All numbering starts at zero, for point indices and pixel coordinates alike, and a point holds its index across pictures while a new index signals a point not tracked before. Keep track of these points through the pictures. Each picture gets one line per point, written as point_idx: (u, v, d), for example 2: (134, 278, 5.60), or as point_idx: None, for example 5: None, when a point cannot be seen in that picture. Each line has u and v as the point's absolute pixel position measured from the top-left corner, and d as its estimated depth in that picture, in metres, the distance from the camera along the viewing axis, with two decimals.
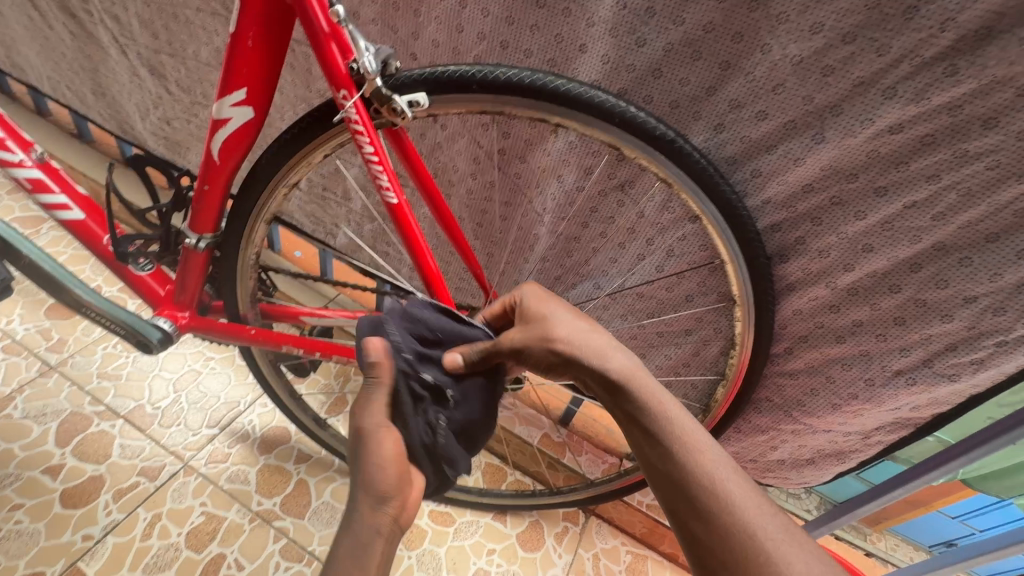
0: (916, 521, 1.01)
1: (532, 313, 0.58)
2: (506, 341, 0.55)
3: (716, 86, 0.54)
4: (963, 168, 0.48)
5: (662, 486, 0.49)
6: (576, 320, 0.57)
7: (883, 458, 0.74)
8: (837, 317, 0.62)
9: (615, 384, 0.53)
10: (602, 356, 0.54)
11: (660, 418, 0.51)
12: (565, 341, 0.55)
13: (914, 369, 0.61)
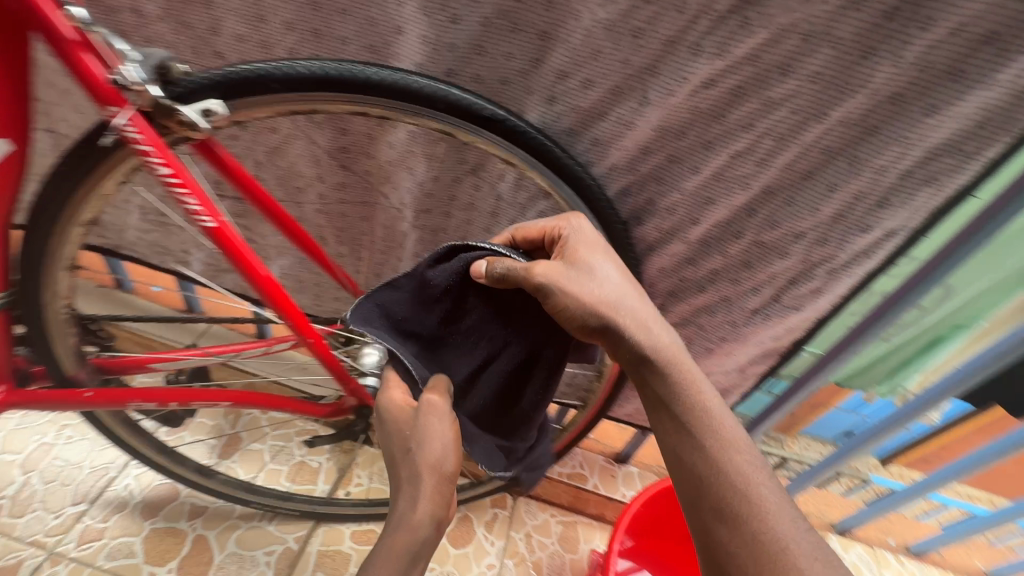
0: (822, 420, 1.11)
1: (573, 259, 0.53)
2: (530, 275, 0.50)
3: (539, 58, 0.53)
4: (772, 115, 0.50)
5: (687, 480, 0.49)
6: (624, 282, 0.53)
7: (773, 375, 0.78)
8: (696, 269, 0.65)
9: (654, 364, 0.51)
10: (645, 330, 0.52)
11: (699, 410, 0.50)
12: (608, 306, 0.51)
13: (766, 306, 0.66)
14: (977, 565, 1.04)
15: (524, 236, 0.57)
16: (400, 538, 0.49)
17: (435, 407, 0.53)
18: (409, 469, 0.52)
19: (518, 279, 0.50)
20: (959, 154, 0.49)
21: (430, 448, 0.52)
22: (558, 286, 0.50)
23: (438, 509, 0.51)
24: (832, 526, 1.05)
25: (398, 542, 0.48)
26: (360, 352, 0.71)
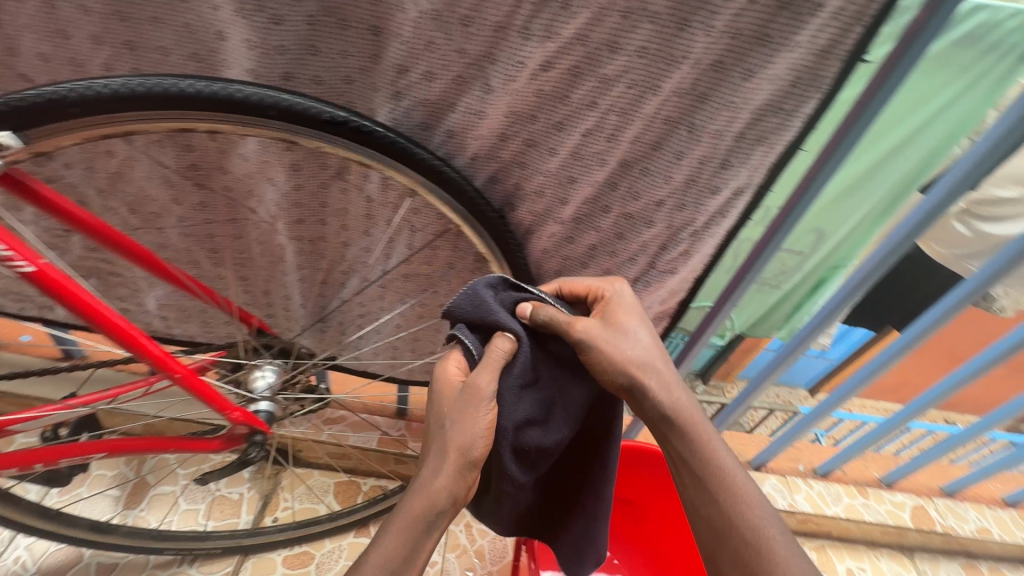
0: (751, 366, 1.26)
1: (612, 320, 0.55)
2: (572, 329, 0.52)
3: (376, 54, 0.51)
4: (610, 91, 0.52)
5: (705, 530, 0.52)
6: (653, 345, 0.55)
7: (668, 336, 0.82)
8: (575, 245, 0.67)
9: (669, 419, 0.54)
10: (667, 388, 0.54)
11: (711, 464, 0.53)
12: (637, 365, 0.53)
13: (645, 273, 0.69)
14: (873, 477, 1.16)
15: (570, 290, 0.60)
16: (418, 506, 0.48)
17: (479, 394, 0.48)
18: (439, 443, 0.50)
19: (559, 328, 0.52)
20: (781, 113, 0.52)
21: (461, 430, 0.49)
22: (594, 343, 0.52)
23: (459, 487, 0.49)
24: (749, 463, 1.13)
25: (415, 511, 0.48)
26: (252, 376, 0.68)
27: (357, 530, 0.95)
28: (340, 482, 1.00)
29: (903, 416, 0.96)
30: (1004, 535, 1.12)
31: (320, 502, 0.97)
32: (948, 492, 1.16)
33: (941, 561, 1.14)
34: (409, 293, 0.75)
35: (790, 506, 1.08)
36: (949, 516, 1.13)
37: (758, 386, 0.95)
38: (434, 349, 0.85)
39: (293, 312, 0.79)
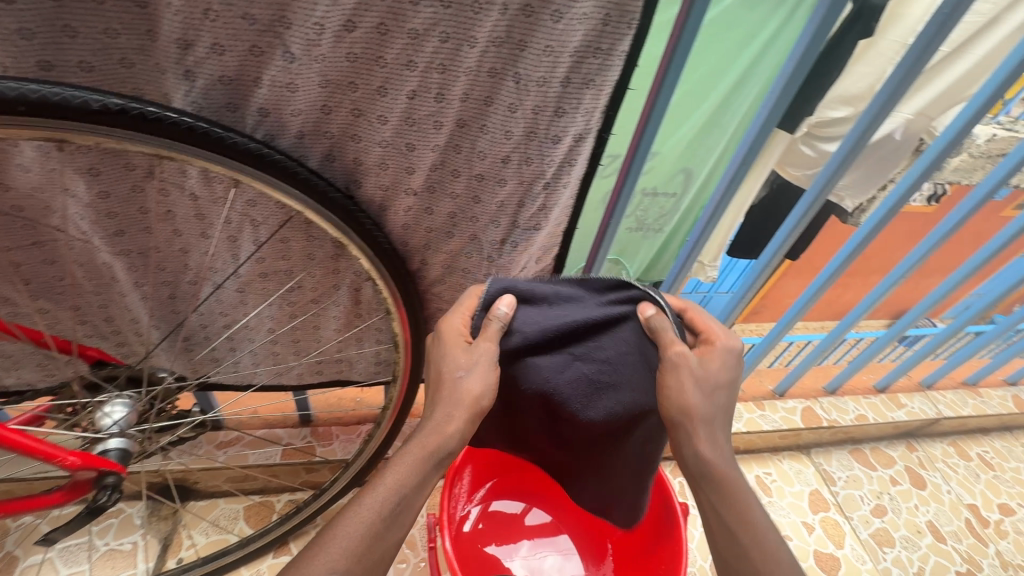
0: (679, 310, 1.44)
1: (703, 357, 0.58)
2: (668, 348, 0.56)
3: (148, 29, 0.45)
4: (424, 47, 0.49)
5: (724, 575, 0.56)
6: (724, 399, 0.58)
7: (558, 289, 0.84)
8: (436, 215, 0.65)
9: (709, 474, 0.57)
10: (715, 444, 0.57)
11: (743, 520, 0.56)
12: (697, 414, 0.56)
13: (511, 234, 0.68)
14: (768, 390, 1.26)
15: (692, 317, 0.63)
16: (430, 443, 0.55)
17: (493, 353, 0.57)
18: (453, 390, 0.56)
19: (660, 341, 0.57)
20: (600, 53, 0.52)
21: (476, 380, 0.56)
22: (674, 375, 0.56)
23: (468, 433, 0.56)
24: None
25: (429, 447, 0.55)
26: (99, 414, 0.60)
27: (276, 550, 0.91)
28: (251, 504, 0.94)
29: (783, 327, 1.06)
30: (878, 418, 1.27)
31: (230, 530, 0.91)
32: (830, 390, 1.30)
33: (832, 451, 1.28)
34: (273, 292, 0.70)
35: None
36: (833, 411, 1.26)
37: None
38: (318, 347, 0.80)
39: (145, 336, 0.71)
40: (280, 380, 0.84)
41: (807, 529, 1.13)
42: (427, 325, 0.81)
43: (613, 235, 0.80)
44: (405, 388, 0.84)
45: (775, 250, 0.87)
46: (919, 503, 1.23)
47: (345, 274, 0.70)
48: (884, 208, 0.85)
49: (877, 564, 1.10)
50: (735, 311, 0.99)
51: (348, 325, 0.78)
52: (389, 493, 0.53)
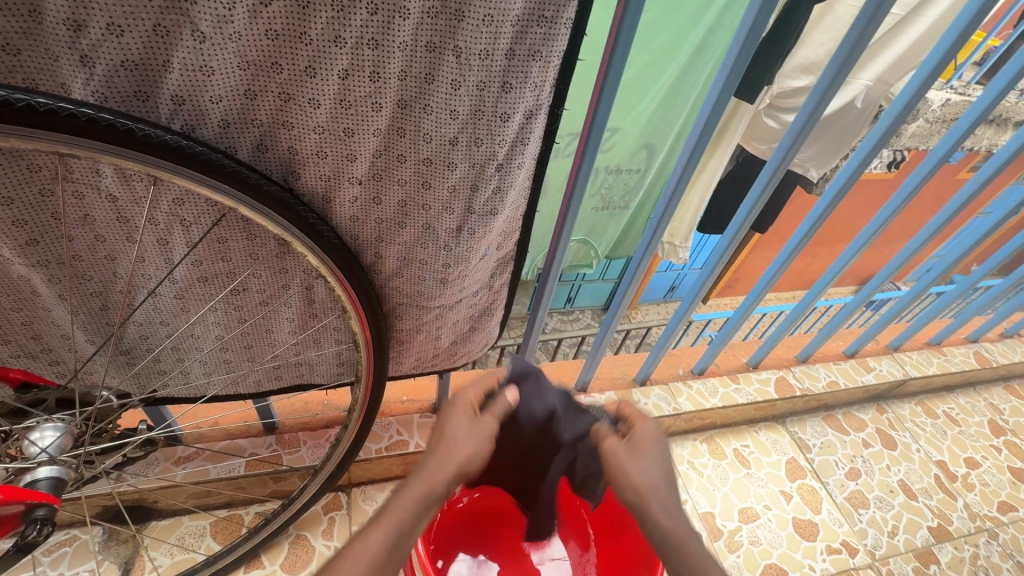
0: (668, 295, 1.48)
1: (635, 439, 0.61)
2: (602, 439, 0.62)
3: (30, 9, 0.40)
4: (352, 20, 0.45)
5: None
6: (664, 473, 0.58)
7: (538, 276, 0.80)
8: (385, 204, 0.61)
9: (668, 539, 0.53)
10: (671, 515, 0.54)
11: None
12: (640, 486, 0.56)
13: (467, 221, 0.65)
14: (742, 363, 1.27)
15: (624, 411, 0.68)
16: (419, 488, 0.53)
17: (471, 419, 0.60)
18: (443, 450, 0.56)
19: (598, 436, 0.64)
20: (544, 21, 0.49)
21: (467, 443, 0.57)
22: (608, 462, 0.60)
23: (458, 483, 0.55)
24: (633, 381, 1.17)
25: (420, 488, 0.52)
26: (26, 442, 0.55)
27: (247, 565, 0.87)
28: (217, 520, 0.90)
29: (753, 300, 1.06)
30: (848, 383, 1.29)
31: (197, 549, 0.87)
32: (802, 359, 1.31)
33: (806, 419, 1.30)
34: (215, 297, 0.65)
35: (676, 410, 1.13)
36: (805, 380, 1.27)
37: (623, 299, 0.98)
38: (273, 351, 0.76)
39: (78, 352, 0.66)
40: (236, 389, 0.79)
41: (786, 497, 1.14)
42: (388, 321, 0.77)
43: (575, 215, 0.77)
44: (371, 387, 0.80)
45: (742, 222, 0.85)
46: (891, 464, 1.26)
47: (293, 273, 0.66)
48: (844, 177, 0.85)
49: (853, 526, 1.13)
50: (705, 286, 0.97)
51: (303, 327, 0.74)
52: (387, 528, 0.49)
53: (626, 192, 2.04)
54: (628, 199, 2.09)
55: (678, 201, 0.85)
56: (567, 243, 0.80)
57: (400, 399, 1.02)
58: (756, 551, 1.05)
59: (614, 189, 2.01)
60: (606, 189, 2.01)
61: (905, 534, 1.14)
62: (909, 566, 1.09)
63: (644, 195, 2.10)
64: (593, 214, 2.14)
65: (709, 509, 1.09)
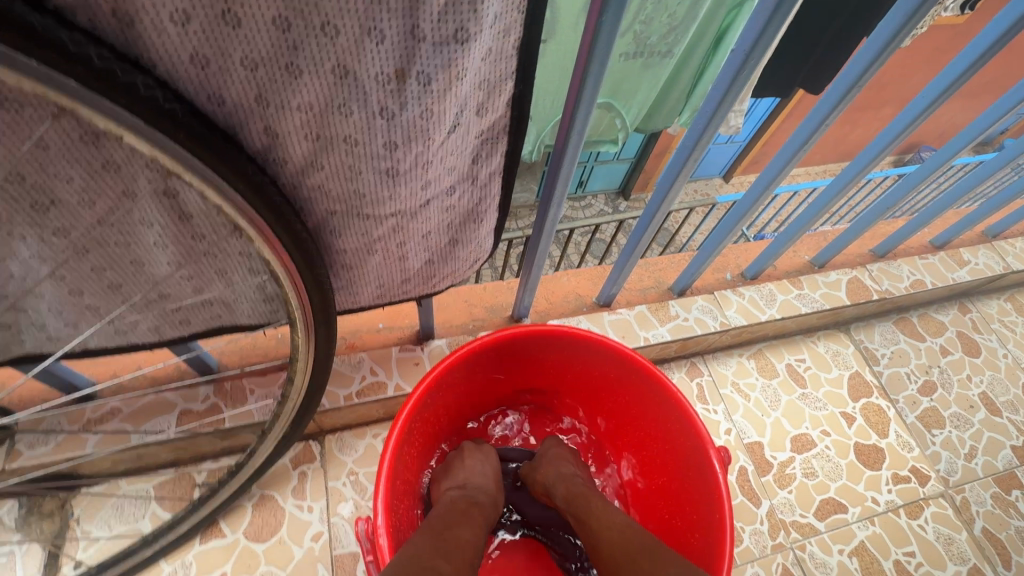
0: None
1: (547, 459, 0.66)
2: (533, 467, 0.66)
3: None
4: None
5: (598, 532, 0.50)
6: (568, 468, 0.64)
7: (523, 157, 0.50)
8: (250, 27, 0.32)
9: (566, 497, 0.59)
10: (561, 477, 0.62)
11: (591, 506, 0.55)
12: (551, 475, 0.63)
13: (410, 60, 0.35)
14: (804, 261, 1.01)
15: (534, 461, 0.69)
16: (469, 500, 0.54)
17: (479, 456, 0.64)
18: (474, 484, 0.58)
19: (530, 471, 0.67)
20: None
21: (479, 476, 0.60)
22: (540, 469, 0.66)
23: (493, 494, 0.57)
24: (669, 291, 0.93)
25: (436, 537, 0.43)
26: None
27: (202, 535, 0.73)
28: (162, 481, 0.74)
29: (858, 168, 0.76)
30: (935, 282, 1.04)
31: (139, 520, 0.71)
32: (880, 254, 1.05)
33: (874, 324, 1.07)
34: (11, 216, 0.39)
35: (723, 326, 0.90)
36: (884, 280, 1.02)
37: (674, 182, 0.66)
38: (156, 290, 0.51)
39: None
40: (127, 339, 0.57)
41: (847, 421, 0.95)
42: (320, 239, 0.51)
43: (610, 48, 0.43)
44: (315, 331, 0.57)
45: (884, 42, 0.54)
46: (972, 374, 1.05)
47: (126, 168, 0.38)
48: None
49: (925, 450, 0.95)
50: (803, 150, 0.67)
51: (189, 254, 0.48)
52: None
53: (670, 30, 1.62)
54: (671, 42, 1.68)
55: (792, 9, 0.45)
56: (595, 99, 0.48)
57: (374, 328, 0.80)
58: (810, 484, 0.88)
59: (653, 28, 1.61)
60: (642, 25, 1.58)
61: (985, 456, 0.97)
62: (988, 494, 0.94)
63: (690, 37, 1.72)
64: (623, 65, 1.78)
65: (756, 439, 0.91)
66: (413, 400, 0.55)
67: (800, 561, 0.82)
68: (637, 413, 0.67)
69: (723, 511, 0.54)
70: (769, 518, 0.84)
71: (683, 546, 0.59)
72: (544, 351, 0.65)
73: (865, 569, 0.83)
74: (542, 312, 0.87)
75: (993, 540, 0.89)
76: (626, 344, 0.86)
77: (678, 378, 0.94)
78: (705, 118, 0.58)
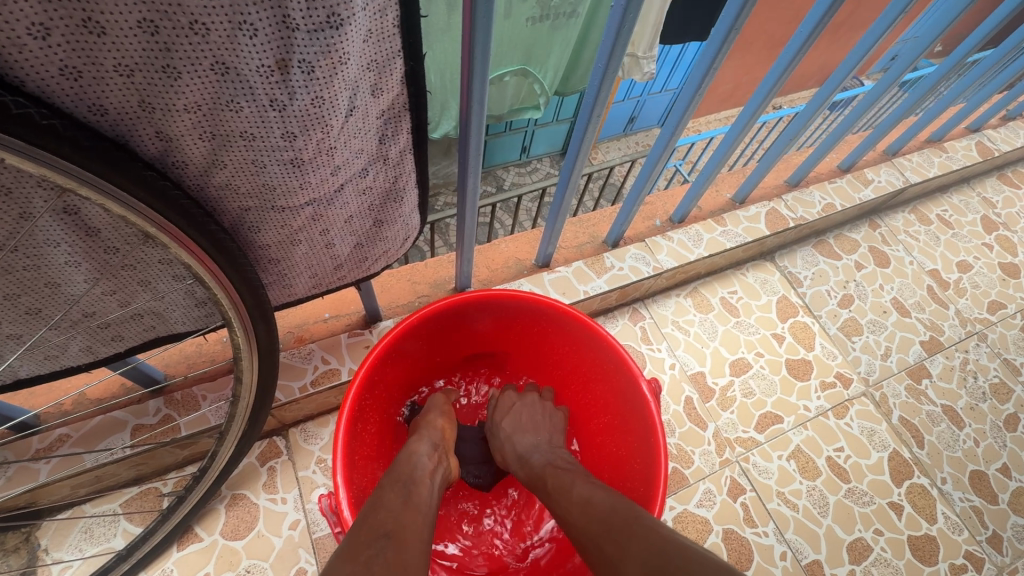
0: None
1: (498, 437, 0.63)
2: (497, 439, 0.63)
3: None
4: None
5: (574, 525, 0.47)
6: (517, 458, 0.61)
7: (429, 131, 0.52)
8: (116, 33, 0.32)
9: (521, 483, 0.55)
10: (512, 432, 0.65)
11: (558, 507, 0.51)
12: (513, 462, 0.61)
13: (289, 50, 0.36)
14: (726, 200, 1.08)
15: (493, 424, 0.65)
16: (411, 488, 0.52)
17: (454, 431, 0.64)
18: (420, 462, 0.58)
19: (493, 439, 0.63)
20: None
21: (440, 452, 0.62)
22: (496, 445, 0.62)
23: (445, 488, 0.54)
24: (603, 244, 0.97)
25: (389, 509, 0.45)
26: None
27: (179, 542, 0.74)
28: (129, 498, 0.74)
29: (753, 108, 0.82)
30: (844, 204, 1.13)
31: (110, 540, 0.71)
32: (793, 183, 1.13)
33: (796, 251, 1.15)
34: None
35: (656, 270, 0.96)
36: (798, 208, 1.10)
37: (583, 140, 0.70)
38: (80, 310, 0.50)
39: None
40: (59, 363, 0.56)
41: (778, 340, 1.04)
42: (240, 236, 0.52)
43: (491, 19, 0.45)
44: (254, 328, 0.58)
45: None
46: (883, 283, 1.16)
47: (17, 190, 0.37)
48: None
49: (847, 356, 1.05)
50: (701, 90, 0.71)
51: (106, 270, 0.48)
52: None
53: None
54: (575, 3, 1.75)
55: None
56: (488, 68, 0.49)
57: (321, 319, 0.81)
58: (749, 402, 0.97)
59: None
60: None
61: (898, 353, 1.08)
62: (902, 386, 1.05)
63: None
64: (531, 30, 1.84)
65: (698, 369, 0.98)
66: (359, 379, 0.57)
67: (746, 471, 0.91)
68: (576, 361, 0.71)
69: (657, 435, 0.60)
70: (715, 438, 0.92)
71: (629, 472, 0.64)
72: (481, 316, 0.69)
73: (802, 469, 0.93)
74: (484, 280, 0.90)
75: (910, 426, 1.01)
76: (568, 299, 0.91)
77: (622, 324, 1.00)
78: (598, 73, 0.61)
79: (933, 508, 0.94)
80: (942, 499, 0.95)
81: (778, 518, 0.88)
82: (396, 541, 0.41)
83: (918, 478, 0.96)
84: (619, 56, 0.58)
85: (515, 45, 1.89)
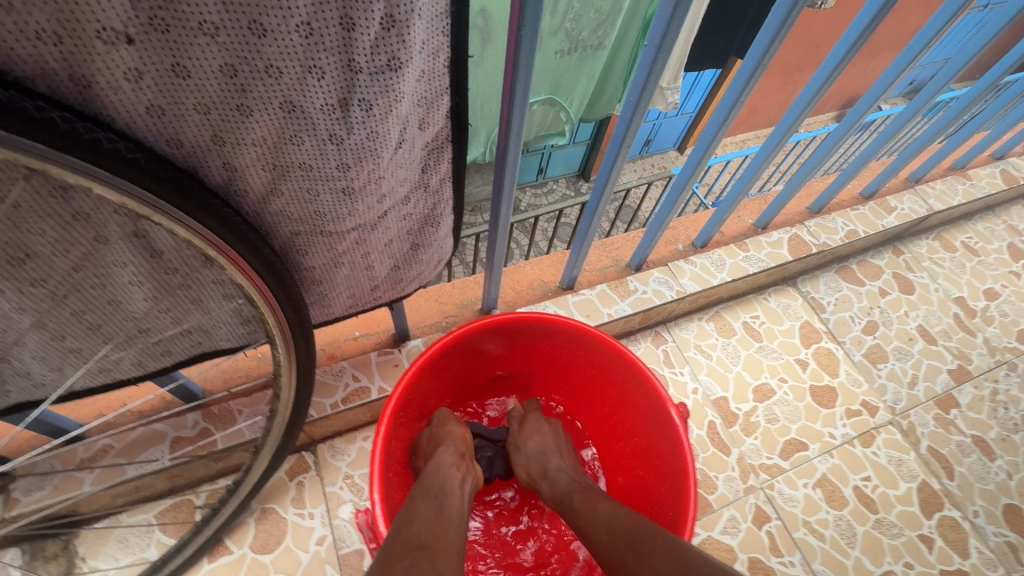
0: None
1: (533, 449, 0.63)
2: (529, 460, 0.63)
3: None
4: None
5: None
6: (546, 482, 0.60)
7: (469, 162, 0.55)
8: (199, 76, 0.35)
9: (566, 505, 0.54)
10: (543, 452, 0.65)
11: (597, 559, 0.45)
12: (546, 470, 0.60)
13: (352, 89, 0.39)
14: (748, 225, 1.09)
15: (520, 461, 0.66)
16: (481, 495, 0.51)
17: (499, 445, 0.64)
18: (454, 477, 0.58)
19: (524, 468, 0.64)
20: None
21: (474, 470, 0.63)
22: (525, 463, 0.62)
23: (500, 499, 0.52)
24: (627, 268, 0.99)
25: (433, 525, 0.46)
26: None
27: (210, 554, 0.75)
28: (164, 509, 0.76)
29: (781, 133, 0.83)
30: (868, 230, 1.13)
31: (145, 550, 0.73)
32: (815, 210, 1.14)
33: (818, 276, 1.15)
34: None
35: (679, 294, 0.97)
36: (821, 234, 1.10)
37: (613, 168, 0.72)
38: (137, 326, 0.53)
39: None
40: (111, 376, 0.58)
41: (802, 366, 1.03)
42: (289, 259, 0.54)
43: (533, 55, 0.48)
44: (295, 346, 0.60)
45: (782, 19, 0.60)
46: (909, 310, 1.15)
47: (96, 215, 0.41)
48: None
49: (873, 384, 1.04)
50: (729, 119, 0.73)
51: (164, 289, 0.51)
52: None
53: (597, 25, 1.75)
54: (601, 35, 1.81)
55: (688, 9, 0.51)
56: (527, 101, 0.53)
57: (351, 337, 0.84)
58: (773, 429, 0.96)
59: (582, 25, 1.73)
60: (571, 23, 1.70)
61: (925, 382, 1.07)
62: (930, 415, 1.03)
63: (620, 25, 1.83)
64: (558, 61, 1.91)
65: (721, 394, 0.98)
66: (394, 398, 0.59)
67: (771, 499, 0.90)
68: (602, 383, 0.73)
69: (686, 459, 0.60)
70: (739, 464, 0.92)
71: (658, 496, 0.65)
72: (511, 340, 0.71)
73: (828, 498, 0.91)
74: (510, 302, 0.92)
75: (939, 456, 0.99)
76: (592, 322, 0.92)
77: (644, 347, 1.01)
78: (629, 106, 0.64)
79: (965, 543, 0.91)
80: (975, 534, 0.93)
81: (804, 548, 0.87)
82: (443, 549, 0.42)
83: (948, 511, 0.94)
84: (649, 91, 0.61)
85: (543, 76, 1.94)
